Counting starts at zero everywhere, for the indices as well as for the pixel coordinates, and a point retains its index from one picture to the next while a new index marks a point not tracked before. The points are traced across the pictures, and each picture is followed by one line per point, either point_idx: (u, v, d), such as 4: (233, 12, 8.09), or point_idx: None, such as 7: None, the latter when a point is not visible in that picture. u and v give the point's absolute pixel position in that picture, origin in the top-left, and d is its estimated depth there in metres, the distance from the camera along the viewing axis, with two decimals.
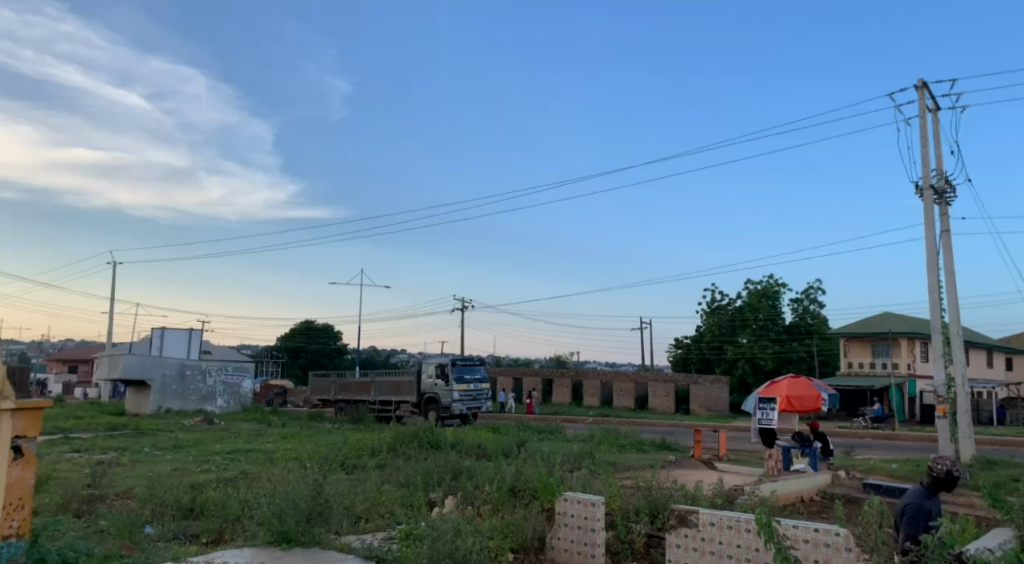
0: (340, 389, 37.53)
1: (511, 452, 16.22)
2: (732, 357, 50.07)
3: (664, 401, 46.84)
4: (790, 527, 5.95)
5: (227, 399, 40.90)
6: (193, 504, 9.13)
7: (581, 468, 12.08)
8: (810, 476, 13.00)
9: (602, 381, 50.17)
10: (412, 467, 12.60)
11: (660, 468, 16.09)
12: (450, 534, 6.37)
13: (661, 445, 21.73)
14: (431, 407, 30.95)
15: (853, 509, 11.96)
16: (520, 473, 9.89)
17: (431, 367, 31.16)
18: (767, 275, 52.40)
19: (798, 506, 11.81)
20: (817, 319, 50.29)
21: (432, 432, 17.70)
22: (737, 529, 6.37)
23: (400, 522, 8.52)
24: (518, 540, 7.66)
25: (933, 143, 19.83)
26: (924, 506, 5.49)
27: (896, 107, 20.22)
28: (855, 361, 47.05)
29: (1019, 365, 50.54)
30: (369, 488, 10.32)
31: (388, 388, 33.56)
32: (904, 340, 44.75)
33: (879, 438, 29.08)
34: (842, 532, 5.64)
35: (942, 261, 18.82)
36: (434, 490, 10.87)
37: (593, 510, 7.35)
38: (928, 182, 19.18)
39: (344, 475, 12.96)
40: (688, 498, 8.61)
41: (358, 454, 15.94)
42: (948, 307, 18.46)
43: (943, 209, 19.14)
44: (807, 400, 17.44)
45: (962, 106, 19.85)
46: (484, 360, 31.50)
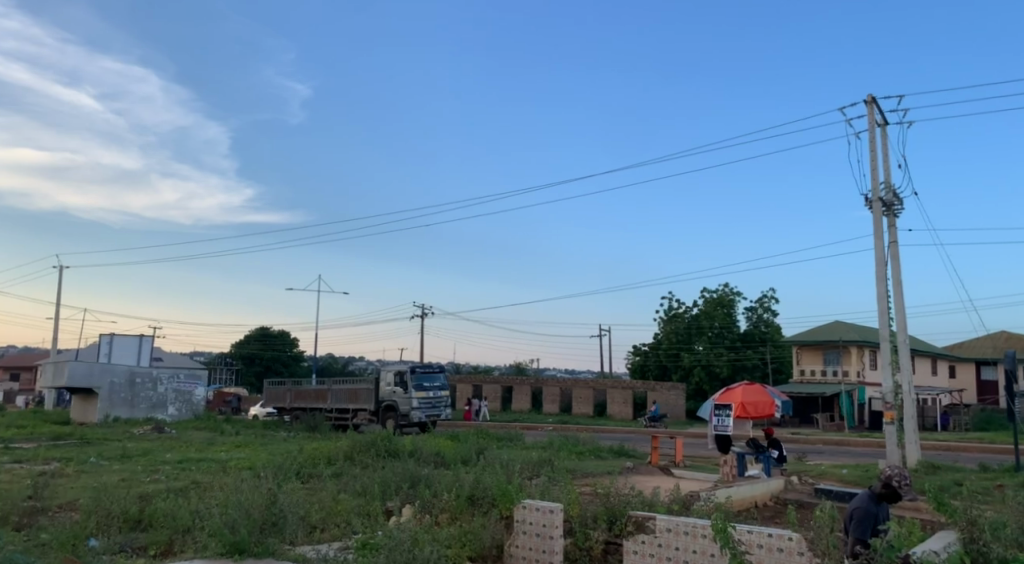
0: (296, 397, 36.96)
1: (470, 459, 16.19)
2: (688, 365, 50.68)
3: (622, 408, 47.25)
4: (745, 532, 6.02)
5: (179, 407, 39.90)
6: (142, 515, 8.91)
7: (540, 476, 12.08)
8: (763, 481, 13.22)
9: (561, 388, 50.33)
10: (370, 475, 12.49)
11: (618, 475, 16.21)
12: (408, 543, 6.31)
13: (619, 451, 21.91)
14: (389, 415, 30.68)
15: (805, 514, 12.16)
16: (479, 481, 9.86)
17: (389, 374, 30.86)
18: (723, 284, 53.28)
19: (753, 511, 11.99)
20: (770, 327, 51.38)
21: (390, 439, 17.58)
22: (693, 535, 6.44)
23: (357, 531, 8.42)
24: (476, 548, 7.60)
25: (881, 157, 20.44)
26: (872, 511, 5.63)
27: (847, 121, 20.81)
28: (806, 369, 48.08)
29: (961, 373, 52.31)
30: (326, 498, 10.16)
31: (346, 395, 33.14)
32: (853, 348, 45.92)
33: (830, 443, 29.77)
34: (795, 537, 5.74)
35: (890, 272, 19.35)
36: (392, 498, 10.76)
37: (551, 517, 7.36)
38: (877, 194, 19.74)
39: (299, 484, 12.76)
40: (646, 505, 8.67)
41: (315, 462, 15.74)
42: (896, 316, 18.99)
43: (891, 222, 19.69)
44: (761, 406, 17.74)
45: (910, 121, 20.52)
46: (444, 368, 31.35)
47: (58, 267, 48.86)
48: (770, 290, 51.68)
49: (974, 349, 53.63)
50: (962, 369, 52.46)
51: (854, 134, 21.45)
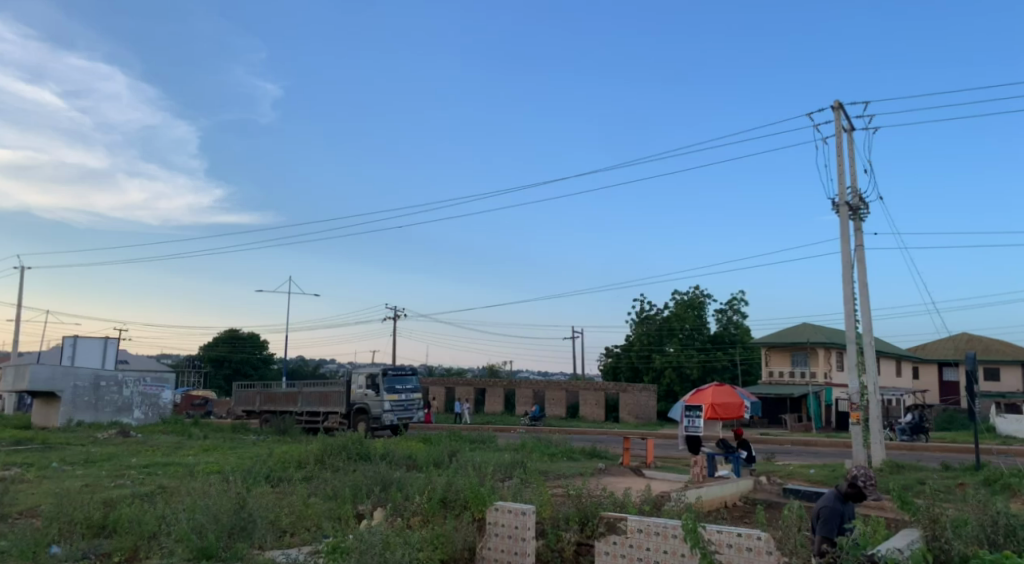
0: (266, 400, 36.55)
1: (442, 462, 16.13)
2: (660, 366, 51.04)
3: (594, 409, 47.46)
4: (714, 532, 6.07)
5: (145, 410, 39.25)
6: (105, 521, 8.75)
7: (512, 478, 12.06)
8: (733, 482, 13.34)
9: (534, 390, 50.39)
10: (340, 479, 12.37)
11: (590, 476, 16.26)
12: (379, 546, 6.28)
13: (592, 452, 22.00)
14: (361, 418, 30.46)
15: (773, 514, 12.31)
16: (451, 484, 9.84)
17: (361, 377, 30.63)
18: (694, 286, 53.79)
19: (723, 512, 12.10)
20: (740, 329, 51.99)
21: (361, 442, 17.45)
22: (664, 535, 6.49)
23: (327, 535, 8.35)
24: (448, 551, 7.56)
25: (848, 162, 20.79)
26: (838, 509, 5.72)
27: (815, 126, 21.13)
28: (775, 370, 48.70)
29: (925, 374, 53.36)
30: (296, 502, 10.06)
31: (316, 398, 32.85)
32: (821, 350, 46.70)
33: (798, 443, 30.20)
34: (763, 536, 5.81)
35: (856, 274, 19.69)
36: (363, 501, 10.67)
37: (523, 519, 7.38)
38: (844, 198, 20.08)
39: (268, 488, 12.62)
40: (617, 506, 8.73)
41: (284, 466, 15.55)
42: (862, 318, 19.32)
43: (857, 225, 20.04)
44: (730, 407, 17.92)
45: (875, 127, 20.90)
46: (416, 370, 31.23)
47: (20, 268, 47.78)
48: (740, 292, 52.32)
49: (937, 350, 54.75)
50: (926, 370, 53.53)
51: (821, 140, 21.77)
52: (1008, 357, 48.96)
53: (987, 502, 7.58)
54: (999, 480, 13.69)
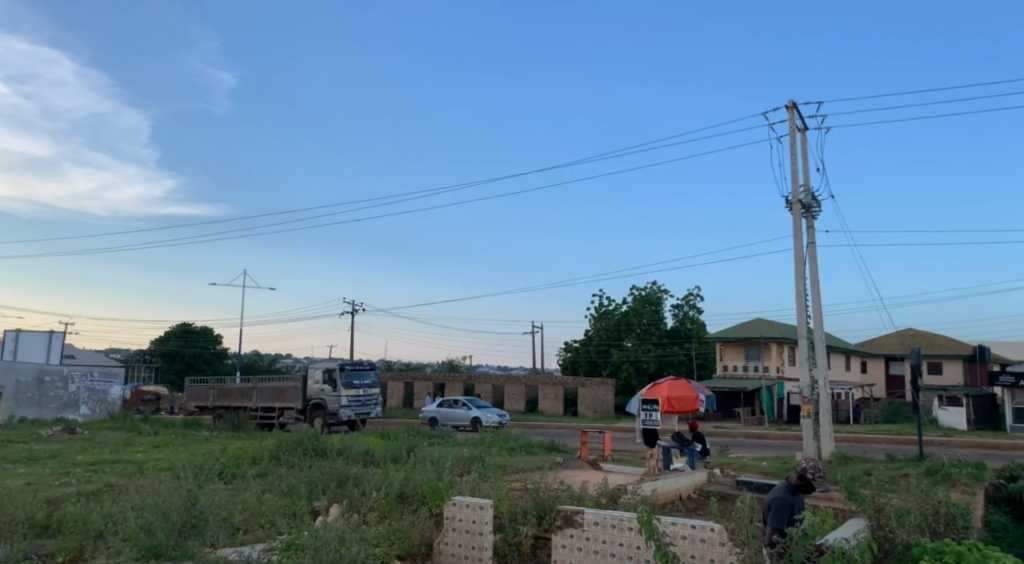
0: (220, 395, 35.86)
1: (400, 457, 16.00)
2: (618, 361, 51.64)
3: (553, 404, 47.71)
4: (669, 524, 6.17)
5: (92, 406, 38.14)
6: (49, 521, 8.50)
7: (470, 472, 12.09)
8: (688, 474, 13.56)
9: (494, 385, 50.43)
10: (296, 475, 12.22)
11: (548, 470, 16.30)
12: (335, 542, 6.22)
13: (549, 446, 22.11)
14: (317, 414, 30.14)
15: (727, 505, 12.53)
16: (408, 479, 9.82)
17: (317, 372, 30.24)
18: (651, 282, 54.39)
19: (677, 504, 12.25)
20: (696, 324, 52.74)
21: (317, 438, 17.23)
22: (620, 528, 6.56)
23: (281, 532, 8.23)
24: (405, 546, 7.49)
25: (801, 161, 21.24)
26: (789, 501, 5.85)
27: (770, 125, 21.55)
28: (730, 365, 49.57)
29: (872, 369, 54.92)
30: (250, 498, 9.91)
31: (272, 394, 32.37)
32: (773, 344, 47.72)
33: (750, 436, 30.87)
34: (716, 527, 5.92)
35: (808, 270, 20.14)
36: (318, 498, 10.54)
37: (481, 513, 7.39)
38: (797, 196, 20.50)
39: (221, 485, 12.39)
40: (575, 499, 8.80)
41: (238, 463, 15.27)
42: (813, 314, 19.77)
43: (809, 223, 20.50)
44: (685, 401, 18.23)
45: (827, 127, 21.39)
46: (374, 365, 31.00)
47: None
48: (696, 287, 53.08)
49: (883, 345, 56.39)
50: (873, 365, 55.11)
51: (775, 139, 22.25)
52: (951, 351, 50.69)
53: (929, 492, 7.89)
54: (941, 470, 14.18)
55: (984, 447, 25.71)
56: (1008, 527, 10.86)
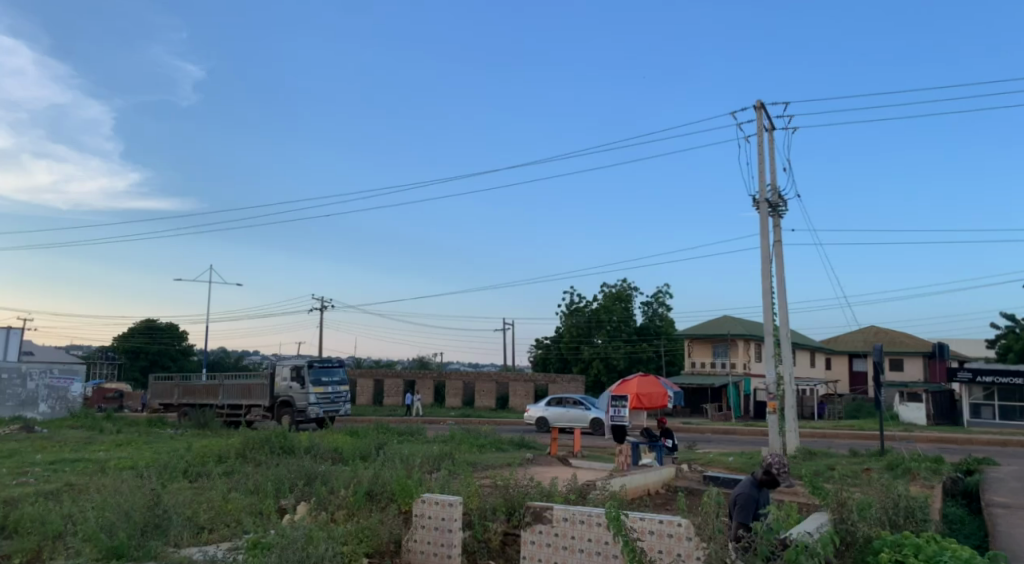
0: (185, 393, 35.29)
1: (369, 455, 15.91)
2: (588, 357, 51.97)
3: (523, 400, 47.79)
4: (637, 519, 6.21)
5: (52, 404, 37.34)
6: (6, 523, 8.28)
7: (439, 470, 12.07)
8: (655, 470, 13.66)
9: (464, 381, 50.32)
10: (262, 473, 12.11)
11: (517, 467, 16.35)
12: (301, 541, 6.15)
13: (519, 443, 22.16)
14: (285, 411, 29.83)
15: (693, 500, 12.67)
16: (377, 477, 9.75)
17: (285, 369, 29.89)
18: (621, 279, 54.70)
19: (645, 499, 12.34)
20: (665, 321, 53.20)
21: (285, 436, 17.07)
22: (589, 523, 6.60)
23: (247, 531, 8.11)
24: (374, 544, 7.42)
25: (768, 160, 21.50)
26: (754, 496, 5.92)
27: (738, 126, 21.80)
28: (698, 361, 50.11)
29: (836, 365, 55.91)
30: (215, 497, 9.78)
31: (238, 391, 31.96)
32: (740, 341, 48.34)
33: (717, 432, 31.24)
34: (684, 523, 5.99)
35: (774, 268, 20.42)
36: (286, 496, 10.42)
37: (450, 510, 7.37)
38: (764, 196, 20.76)
39: (186, 483, 12.21)
40: (544, 495, 8.83)
41: (204, 461, 15.06)
42: (778, 312, 20.07)
43: (775, 222, 20.78)
44: (654, 397, 18.37)
45: (794, 128, 21.69)
46: (343, 362, 30.77)
47: None
48: (665, 285, 53.59)
49: (847, 342, 57.42)
50: (837, 361, 56.09)
51: (743, 138, 22.51)
52: (911, 348, 51.80)
53: (889, 486, 8.06)
54: (901, 464, 14.49)
55: (943, 441, 26.35)
56: (965, 519, 11.15)
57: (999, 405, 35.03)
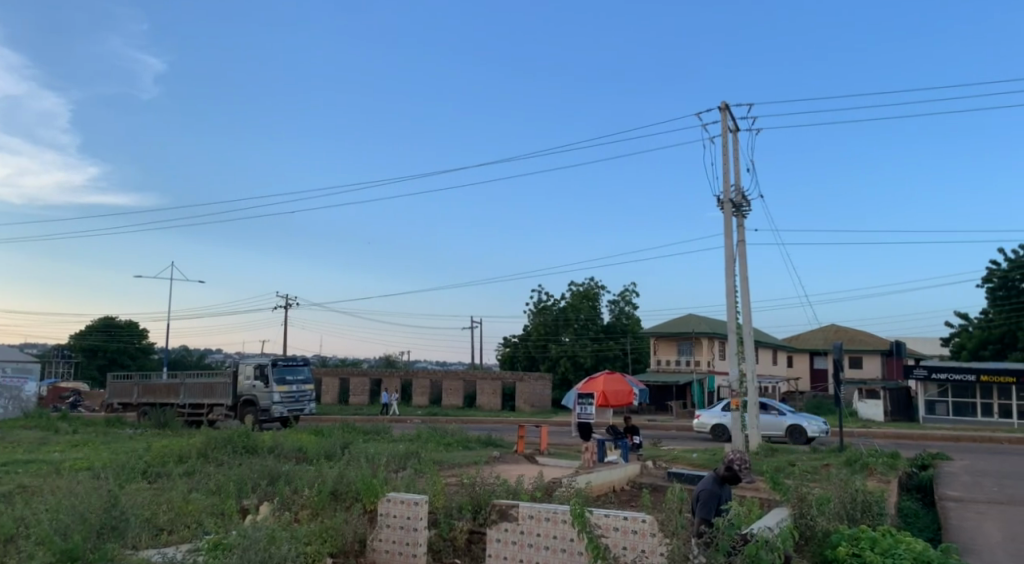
0: (145, 392, 34.63)
1: (333, 454, 15.77)
2: (555, 356, 52.18)
3: (490, 398, 47.72)
4: (602, 516, 6.25)
5: (5, 404, 36.32)
6: None
7: (405, 469, 11.98)
8: (621, 467, 13.75)
9: (431, 380, 50.11)
10: (222, 473, 11.95)
11: (483, 465, 16.33)
12: (263, 541, 6.06)
13: (486, 441, 22.14)
14: (248, 410, 29.45)
15: (658, 497, 12.81)
16: (342, 476, 9.67)
17: (248, 368, 29.45)
18: (588, 278, 54.99)
19: (610, 496, 12.44)
20: (631, 319, 53.61)
21: (247, 435, 16.82)
22: (554, 521, 6.62)
23: (207, 532, 7.99)
24: (338, 544, 7.33)
25: (732, 161, 21.77)
26: (716, 492, 5.98)
27: (703, 126, 22.03)
28: (663, 359, 50.62)
29: (798, 363, 56.89)
30: (175, 498, 9.59)
31: (200, 390, 31.47)
32: (704, 340, 48.92)
33: (681, 429, 31.56)
34: (648, 519, 6.04)
35: (737, 268, 20.69)
36: (248, 496, 10.28)
37: (415, 509, 7.34)
38: (728, 196, 21.02)
39: (145, 485, 11.96)
40: (510, 492, 8.84)
41: (163, 461, 14.78)
42: (742, 310, 20.33)
43: (739, 221, 21.05)
44: (620, 395, 18.48)
45: (758, 130, 21.98)
46: (308, 360, 30.44)
47: None
48: (631, 283, 54.01)
49: (808, 340, 58.46)
50: (798, 359, 57.08)
51: (708, 138, 22.76)
52: (870, 346, 52.92)
53: (849, 481, 8.22)
54: (859, 459, 14.83)
55: (900, 437, 26.95)
56: (919, 513, 11.43)
57: (952, 402, 35.98)
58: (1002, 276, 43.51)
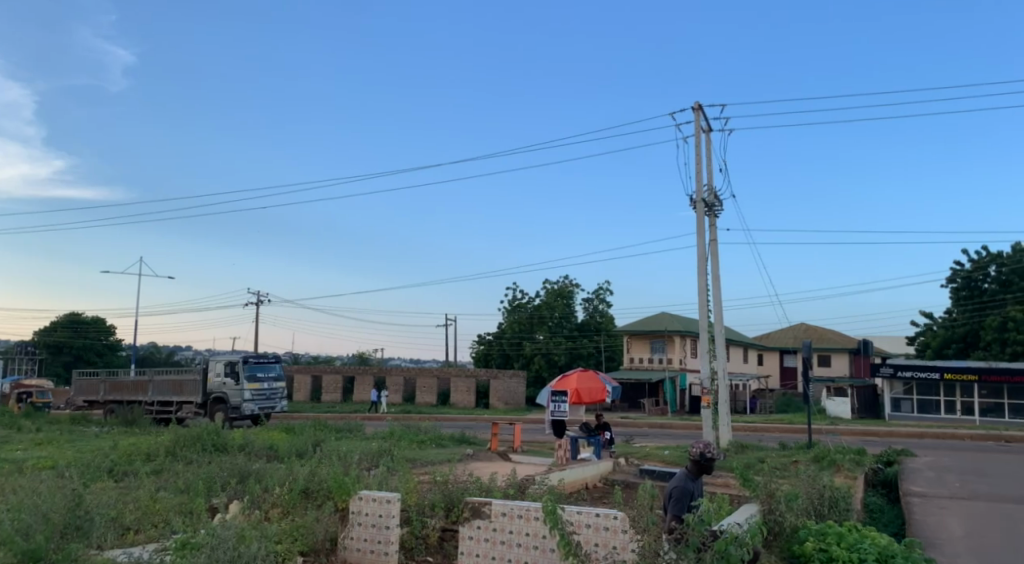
0: (112, 388, 34.05)
1: (305, 453, 15.60)
2: (529, 354, 52.19)
3: (464, 396, 47.60)
4: (574, 513, 6.27)
5: None
6: None
7: (377, 468, 11.91)
8: (593, 464, 13.81)
9: (405, 377, 49.90)
10: (192, 471, 11.79)
11: (456, 462, 16.32)
12: (232, 540, 5.99)
13: (460, 438, 22.11)
14: (218, 408, 29.08)
15: (630, 494, 12.89)
16: (314, 473, 9.60)
17: (218, 365, 29.05)
18: (563, 275, 55.17)
19: (583, 493, 12.47)
20: (605, 318, 53.89)
21: (217, 433, 16.60)
22: (526, 518, 6.63)
23: (175, 531, 7.87)
24: (308, 542, 7.26)
25: (705, 161, 21.95)
26: (688, 489, 6.01)
27: (677, 126, 22.19)
28: (636, 356, 50.92)
29: (767, 361, 57.52)
30: (141, 497, 9.44)
31: (168, 386, 31.00)
32: (677, 338, 49.35)
33: (654, 426, 31.82)
34: (619, 516, 6.07)
35: (709, 266, 20.87)
36: (217, 495, 10.14)
37: (387, 507, 7.31)
38: (701, 195, 21.19)
39: (110, 483, 11.77)
40: (483, 490, 8.82)
41: (130, 459, 14.50)
42: (713, 309, 20.53)
43: (711, 221, 21.23)
44: (593, 392, 18.55)
45: (730, 130, 22.16)
46: (279, 358, 30.10)
47: None
48: (605, 282, 54.29)
49: (778, 339, 59.14)
50: (768, 357, 57.80)
51: (682, 138, 22.90)
52: (838, 345, 53.77)
53: (817, 477, 8.33)
54: (826, 456, 15.02)
55: (866, 434, 27.44)
56: (883, 508, 11.63)
57: (918, 399, 36.77)
58: (966, 275, 44.66)
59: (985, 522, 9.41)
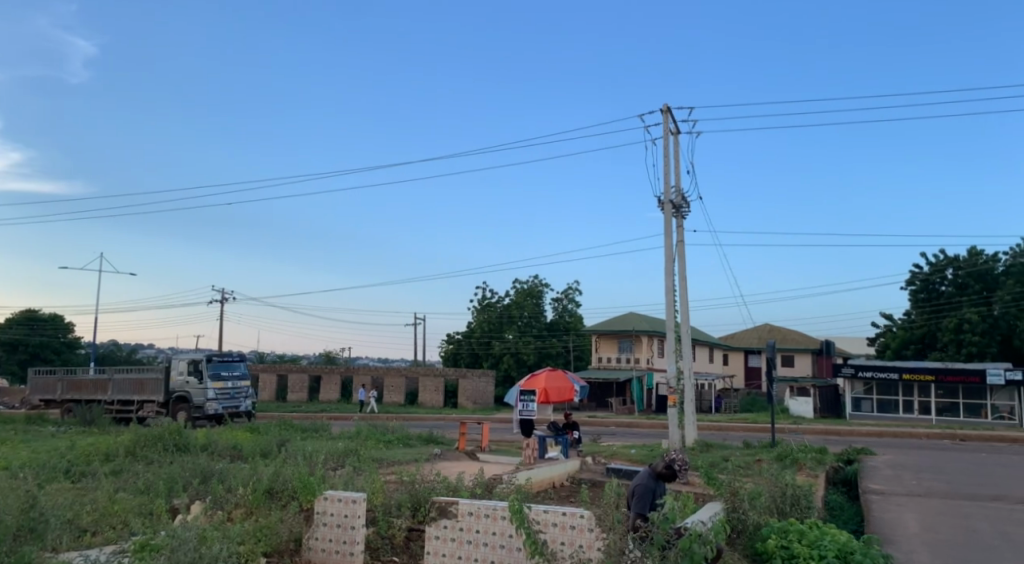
0: (70, 388, 33.24)
1: (270, 452, 15.42)
2: (499, 352, 52.18)
3: (433, 395, 47.36)
4: (540, 511, 6.27)
5: None
6: None
7: (342, 467, 11.80)
8: (561, 463, 13.88)
9: (373, 376, 49.49)
10: (152, 471, 11.57)
11: (425, 462, 16.27)
12: (193, 542, 5.88)
13: (428, 438, 22.01)
14: (181, 407, 28.57)
15: (596, 492, 12.97)
16: (278, 473, 9.47)
17: (181, 363, 28.55)
18: (532, 275, 55.32)
19: (549, 491, 12.50)
20: (574, 317, 54.12)
21: (180, 433, 16.29)
22: (493, 517, 6.62)
23: (134, 532, 7.72)
24: (272, 543, 7.13)
25: (672, 163, 22.16)
26: (650, 488, 6.06)
27: (645, 128, 22.37)
28: (604, 356, 51.20)
29: (732, 360, 58.25)
30: (99, 498, 9.23)
31: (130, 386, 30.37)
32: (644, 337, 49.78)
33: (620, 425, 32.11)
34: (586, 514, 6.08)
35: (676, 267, 21.08)
36: (178, 495, 9.96)
37: (353, 507, 7.25)
38: (668, 197, 21.38)
39: (68, 484, 11.50)
40: (450, 489, 8.79)
41: (88, 460, 14.18)
42: (679, 309, 20.73)
43: (678, 222, 21.44)
44: (562, 391, 18.56)
45: (697, 133, 22.40)
46: (244, 357, 29.68)
47: None
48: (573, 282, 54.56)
49: (742, 339, 59.89)
50: (733, 357, 58.56)
51: (649, 140, 23.08)
52: (801, 345, 54.70)
53: (779, 475, 8.49)
54: (789, 455, 15.21)
55: (827, 433, 27.97)
56: (844, 506, 11.86)
57: (877, 399, 37.48)
58: (924, 278, 45.70)
59: (941, 518, 9.65)
